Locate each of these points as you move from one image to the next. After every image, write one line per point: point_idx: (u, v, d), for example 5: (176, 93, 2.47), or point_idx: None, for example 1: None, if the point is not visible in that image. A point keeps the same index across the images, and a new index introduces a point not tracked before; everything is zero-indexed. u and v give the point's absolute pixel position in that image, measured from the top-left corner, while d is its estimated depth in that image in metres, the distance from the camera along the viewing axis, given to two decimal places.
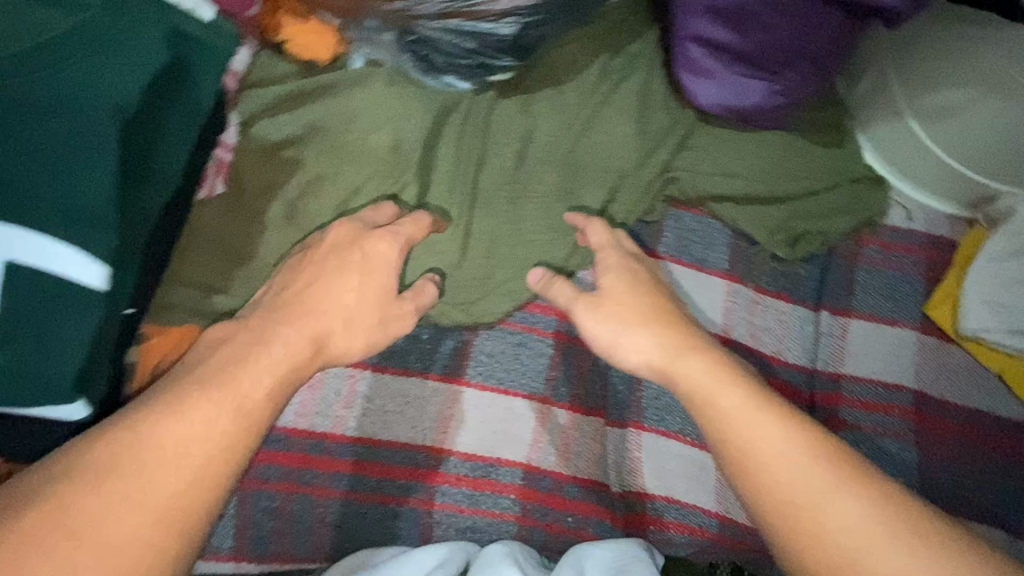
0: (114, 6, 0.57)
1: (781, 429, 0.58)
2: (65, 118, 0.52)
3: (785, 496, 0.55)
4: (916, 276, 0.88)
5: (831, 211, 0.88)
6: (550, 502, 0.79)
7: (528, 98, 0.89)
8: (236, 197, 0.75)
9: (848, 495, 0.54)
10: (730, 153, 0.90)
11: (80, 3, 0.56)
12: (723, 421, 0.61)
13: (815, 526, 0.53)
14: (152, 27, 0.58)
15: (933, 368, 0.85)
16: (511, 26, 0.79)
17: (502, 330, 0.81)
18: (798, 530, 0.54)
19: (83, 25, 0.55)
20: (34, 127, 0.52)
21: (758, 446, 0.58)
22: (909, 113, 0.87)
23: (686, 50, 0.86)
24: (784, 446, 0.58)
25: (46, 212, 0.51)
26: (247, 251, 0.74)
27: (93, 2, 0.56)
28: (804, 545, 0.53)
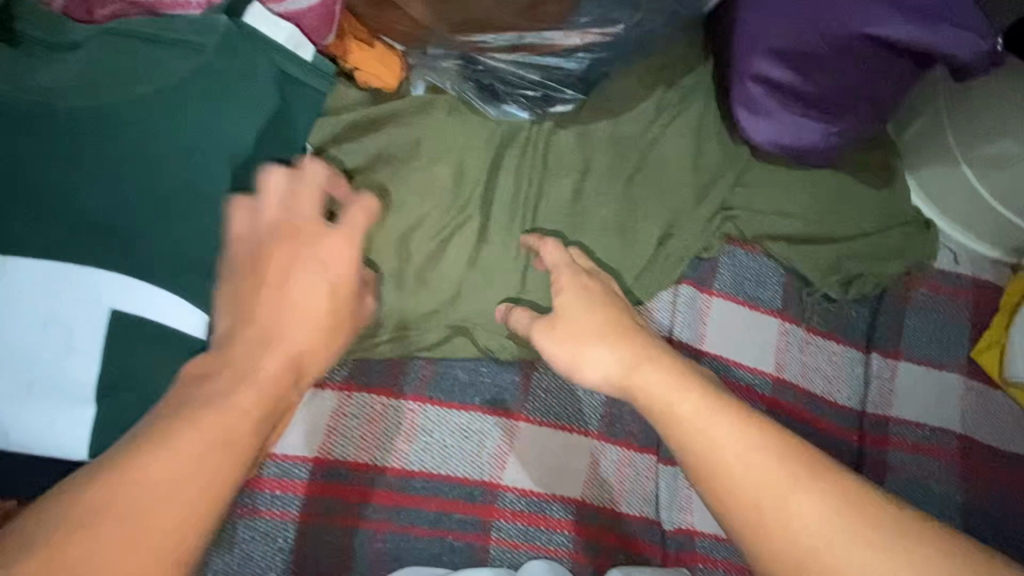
0: (228, 53, 0.59)
1: (765, 449, 0.48)
2: (184, 168, 0.56)
3: (741, 493, 0.47)
4: (962, 320, 0.89)
5: (881, 254, 0.89)
6: (604, 539, 0.78)
7: (585, 128, 0.87)
8: None
9: (803, 489, 0.47)
10: (785, 191, 0.89)
11: (197, 47, 0.58)
12: (681, 426, 0.52)
13: (780, 521, 0.46)
14: (262, 75, 0.61)
15: (978, 412, 0.86)
16: (579, 62, 0.81)
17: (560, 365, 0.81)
18: (759, 526, 0.47)
19: (201, 71, 0.58)
20: (157, 174, 0.55)
21: (721, 447, 0.50)
22: (964, 160, 0.87)
23: (746, 88, 0.84)
24: (746, 456, 0.49)
25: (161, 257, 0.55)
26: None
27: (208, 47, 0.59)
28: (769, 544, 0.46)
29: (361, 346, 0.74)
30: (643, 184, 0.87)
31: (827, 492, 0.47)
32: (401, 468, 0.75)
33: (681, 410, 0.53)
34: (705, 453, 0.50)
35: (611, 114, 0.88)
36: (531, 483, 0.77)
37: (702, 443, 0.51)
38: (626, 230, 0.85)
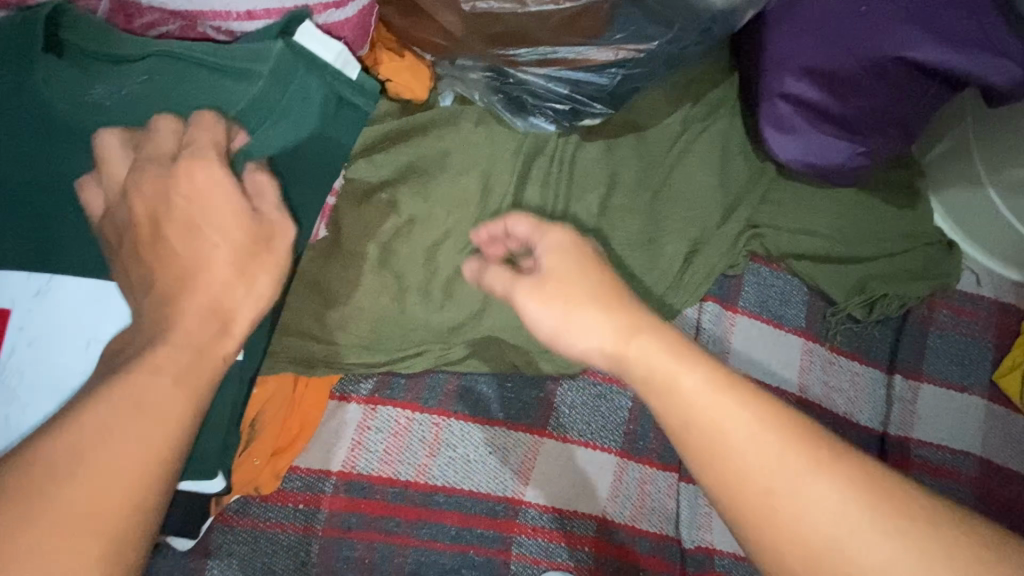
0: (284, 77, 0.60)
1: (772, 426, 0.37)
2: None
3: (747, 479, 0.37)
4: (984, 342, 0.89)
5: (905, 275, 0.89)
6: (624, 557, 0.78)
7: (611, 143, 0.89)
8: (334, 240, 0.74)
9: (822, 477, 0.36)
10: (810, 210, 0.90)
11: (253, 73, 0.59)
12: (679, 401, 0.40)
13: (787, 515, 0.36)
14: (317, 96, 0.61)
15: (999, 435, 0.86)
16: (611, 77, 0.80)
17: (584, 380, 0.80)
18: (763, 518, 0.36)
19: (258, 98, 0.59)
20: None
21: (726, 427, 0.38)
22: (988, 183, 0.87)
23: (775, 106, 0.85)
24: (753, 444, 0.37)
25: None
26: (341, 294, 0.73)
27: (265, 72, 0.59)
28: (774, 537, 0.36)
29: (389, 359, 0.74)
30: (666, 199, 0.89)
31: (859, 485, 0.36)
32: (424, 482, 0.73)
33: (682, 386, 0.40)
34: (704, 443, 0.38)
35: (635, 128, 0.90)
36: (555, 499, 0.76)
37: (707, 435, 0.38)
38: (651, 244, 0.86)
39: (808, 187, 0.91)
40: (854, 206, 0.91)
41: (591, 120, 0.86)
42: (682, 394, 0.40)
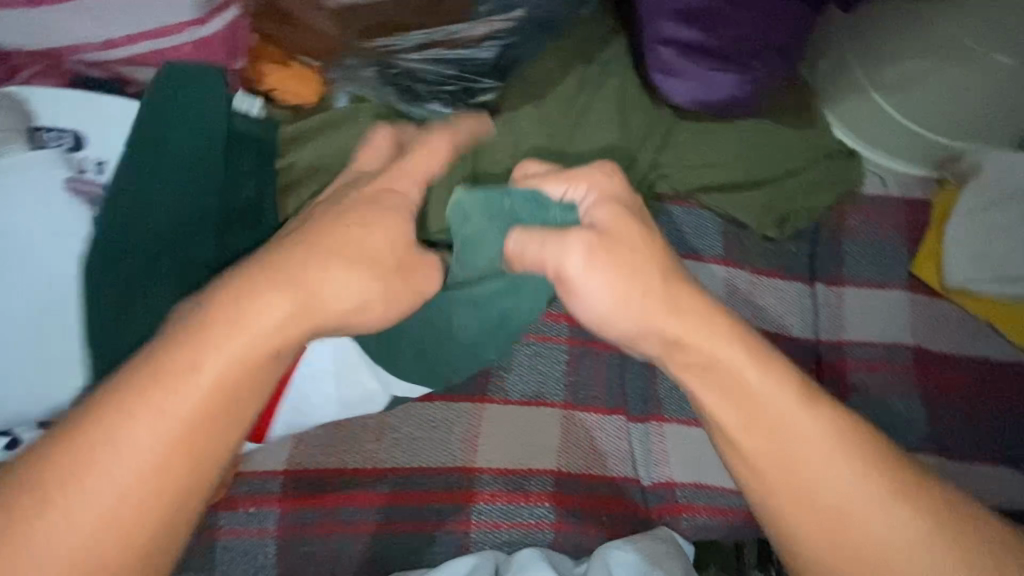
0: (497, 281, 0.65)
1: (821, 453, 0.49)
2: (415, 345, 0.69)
3: (800, 490, 0.49)
4: (899, 239, 0.93)
5: (811, 187, 0.93)
6: (584, 505, 0.79)
7: (511, 116, 0.92)
8: None
9: (863, 481, 0.49)
10: (713, 144, 0.94)
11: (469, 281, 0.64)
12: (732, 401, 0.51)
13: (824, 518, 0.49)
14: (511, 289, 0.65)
15: (926, 323, 0.89)
16: (492, 49, 0.83)
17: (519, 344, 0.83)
18: (795, 515, 0.49)
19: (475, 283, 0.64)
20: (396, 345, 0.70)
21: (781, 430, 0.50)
22: (873, 88, 0.93)
23: (658, 53, 0.90)
24: (815, 472, 0.49)
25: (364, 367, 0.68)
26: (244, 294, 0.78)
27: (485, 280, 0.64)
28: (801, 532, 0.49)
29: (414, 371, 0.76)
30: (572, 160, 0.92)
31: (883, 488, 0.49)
32: (374, 467, 0.75)
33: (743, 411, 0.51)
34: (763, 422, 0.50)
35: (532, 99, 0.93)
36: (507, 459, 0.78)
37: (763, 451, 0.50)
38: None
39: (708, 122, 0.95)
40: (751, 139, 0.94)
41: (485, 97, 0.88)
42: (714, 371, 0.51)
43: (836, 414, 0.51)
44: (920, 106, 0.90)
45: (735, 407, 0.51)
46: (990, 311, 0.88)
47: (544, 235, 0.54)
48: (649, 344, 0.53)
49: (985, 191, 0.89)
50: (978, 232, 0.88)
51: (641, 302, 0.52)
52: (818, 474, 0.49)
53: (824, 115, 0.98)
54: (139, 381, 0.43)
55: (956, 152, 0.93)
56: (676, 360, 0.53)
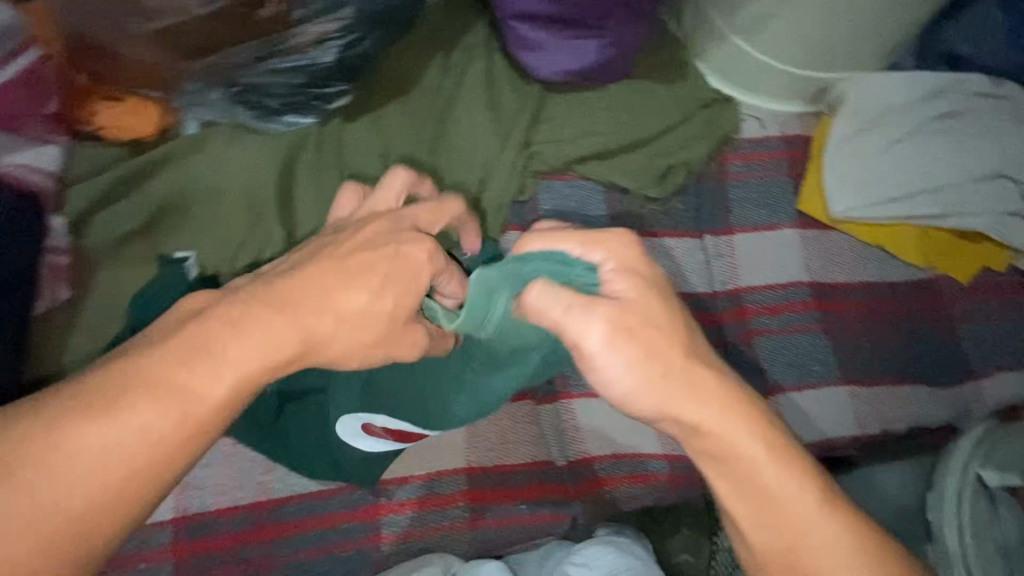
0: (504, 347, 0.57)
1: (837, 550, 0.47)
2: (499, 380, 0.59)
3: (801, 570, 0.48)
4: (783, 178, 0.93)
5: (688, 141, 0.92)
6: (500, 497, 0.78)
7: (375, 115, 0.89)
8: (84, 298, 0.77)
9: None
10: (585, 113, 0.92)
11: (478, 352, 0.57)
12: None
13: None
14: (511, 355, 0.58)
15: (820, 257, 0.90)
16: (332, 52, 0.79)
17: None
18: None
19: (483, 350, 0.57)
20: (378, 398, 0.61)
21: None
22: (731, 32, 0.91)
23: (513, 29, 0.89)
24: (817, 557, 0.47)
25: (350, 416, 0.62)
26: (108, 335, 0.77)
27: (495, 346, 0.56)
28: None
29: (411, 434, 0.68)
30: (444, 151, 0.89)
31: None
32: (271, 499, 0.73)
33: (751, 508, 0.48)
34: (774, 517, 0.48)
35: (396, 95, 0.90)
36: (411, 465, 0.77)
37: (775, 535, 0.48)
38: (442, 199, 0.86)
39: (578, 92, 0.94)
40: (621, 101, 0.93)
41: (342, 100, 0.86)
42: (733, 467, 0.47)
43: (871, 532, 0.49)
44: (780, 45, 0.88)
45: (740, 490, 0.48)
46: (876, 235, 0.90)
47: (569, 299, 0.47)
48: (667, 425, 0.48)
49: (855, 117, 0.90)
50: (854, 159, 0.89)
51: (653, 371, 0.46)
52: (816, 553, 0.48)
53: (694, 67, 0.98)
54: (117, 391, 0.42)
55: (827, 84, 0.93)
56: (693, 445, 0.48)
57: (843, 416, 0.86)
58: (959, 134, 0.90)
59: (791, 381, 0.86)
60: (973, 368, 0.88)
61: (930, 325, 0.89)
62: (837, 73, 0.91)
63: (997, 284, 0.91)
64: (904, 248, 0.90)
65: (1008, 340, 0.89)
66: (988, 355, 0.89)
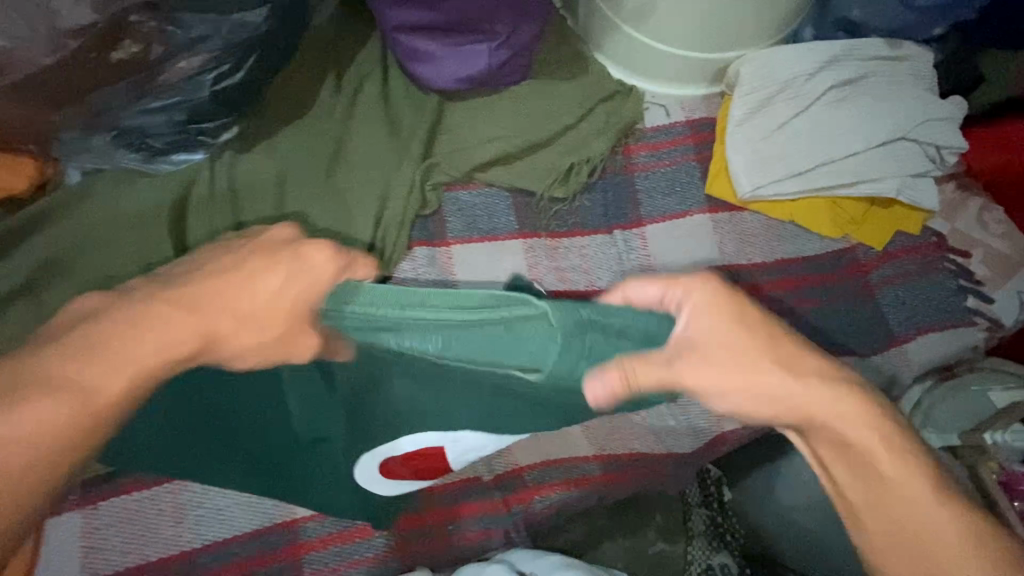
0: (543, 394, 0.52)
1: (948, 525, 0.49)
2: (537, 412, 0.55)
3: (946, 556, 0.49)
4: (689, 163, 0.92)
5: (590, 136, 0.90)
6: (426, 520, 0.78)
7: (268, 144, 0.87)
8: None
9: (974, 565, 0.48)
10: (484, 120, 0.90)
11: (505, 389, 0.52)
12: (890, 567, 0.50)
13: None
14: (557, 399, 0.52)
15: (734, 240, 0.89)
16: (208, 84, 0.77)
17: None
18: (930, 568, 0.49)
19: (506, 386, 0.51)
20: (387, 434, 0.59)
21: None
22: (621, 22, 0.89)
23: (399, 42, 0.86)
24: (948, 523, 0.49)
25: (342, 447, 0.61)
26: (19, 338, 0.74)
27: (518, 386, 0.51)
28: None
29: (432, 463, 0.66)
30: (342, 172, 0.87)
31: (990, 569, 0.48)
32: (184, 551, 0.71)
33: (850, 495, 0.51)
34: (890, 510, 0.50)
35: (289, 121, 0.89)
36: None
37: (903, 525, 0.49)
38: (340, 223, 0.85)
39: (475, 99, 0.92)
40: (517, 103, 0.92)
41: (229, 132, 0.84)
42: (850, 452, 0.50)
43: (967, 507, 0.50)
44: (671, 29, 0.87)
45: (861, 482, 0.50)
46: (787, 211, 0.89)
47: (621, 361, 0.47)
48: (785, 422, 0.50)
49: (753, 95, 0.88)
50: (756, 138, 0.87)
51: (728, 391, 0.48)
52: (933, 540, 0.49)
53: (594, 60, 0.96)
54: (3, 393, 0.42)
55: (725, 64, 0.92)
56: (812, 440, 0.51)
57: None
58: (864, 100, 0.88)
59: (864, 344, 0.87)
60: (897, 334, 0.88)
61: (850, 296, 0.89)
62: (733, 51, 0.90)
63: (913, 247, 0.90)
64: (817, 222, 0.89)
65: (929, 303, 0.89)
66: (910, 320, 0.88)
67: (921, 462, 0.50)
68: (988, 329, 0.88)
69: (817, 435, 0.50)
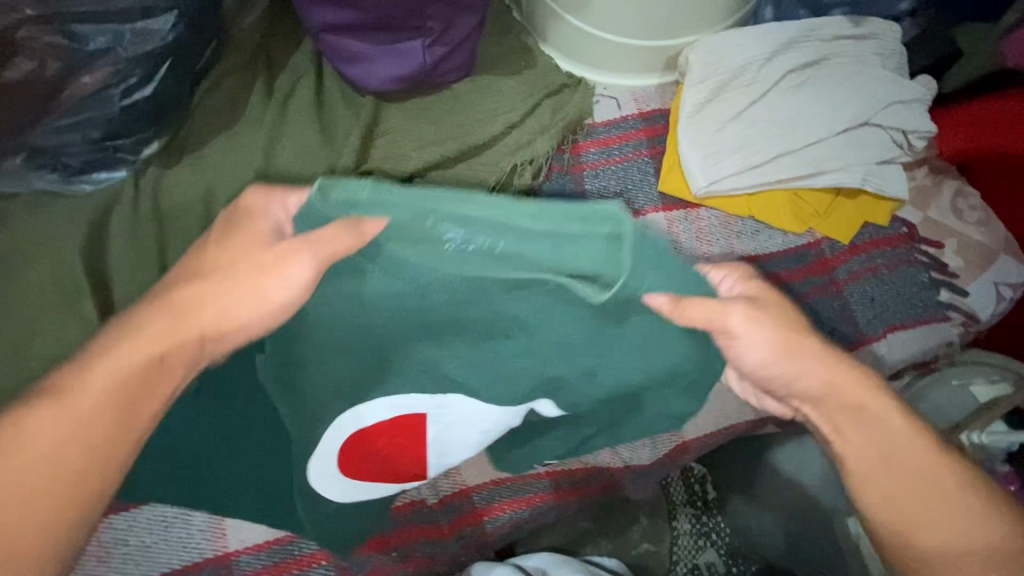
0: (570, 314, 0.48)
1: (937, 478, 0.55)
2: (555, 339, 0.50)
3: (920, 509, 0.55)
4: (641, 159, 0.87)
5: (534, 135, 0.85)
6: (367, 549, 0.75)
7: (194, 157, 0.84)
8: None
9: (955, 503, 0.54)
10: (423, 121, 0.86)
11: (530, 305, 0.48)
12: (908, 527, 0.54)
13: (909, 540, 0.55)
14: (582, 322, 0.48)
15: (689, 239, 0.84)
16: (121, 96, 0.75)
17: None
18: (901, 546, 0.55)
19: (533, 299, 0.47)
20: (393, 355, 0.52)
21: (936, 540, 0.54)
22: (562, 11, 0.84)
23: (327, 43, 0.81)
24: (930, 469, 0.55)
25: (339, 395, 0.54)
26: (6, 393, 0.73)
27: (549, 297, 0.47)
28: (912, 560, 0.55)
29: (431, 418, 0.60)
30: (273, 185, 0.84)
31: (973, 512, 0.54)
32: None
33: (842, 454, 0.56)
34: (896, 465, 0.54)
35: (219, 133, 0.85)
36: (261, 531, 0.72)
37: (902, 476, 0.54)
38: None
39: (413, 99, 0.88)
40: (456, 103, 0.87)
41: (151, 146, 0.82)
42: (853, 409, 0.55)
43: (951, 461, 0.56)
44: (614, 18, 0.81)
45: (865, 439, 0.55)
46: (746, 207, 0.84)
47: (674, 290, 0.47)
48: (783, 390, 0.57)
49: (704, 84, 0.83)
50: (710, 129, 0.82)
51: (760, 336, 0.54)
52: (916, 470, 0.54)
53: (541, 52, 0.91)
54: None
55: (676, 51, 0.86)
56: (827, 412, 0.56)
57: None
58: (825, 84, 0.83)
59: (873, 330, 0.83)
60: (866, 333, 0.83)
61: (817, 294, 0.84)
62: (683, 37, 0.84)
63: (882, 239, 0.85)
64: (778, 216, 0.84)
65: (899, 299, 0.84)
66: (880, 317, 0.84)
67: (890, 404, 0.56)
68: (962, 324, 0.83)
69: (825, 402, 0.55)
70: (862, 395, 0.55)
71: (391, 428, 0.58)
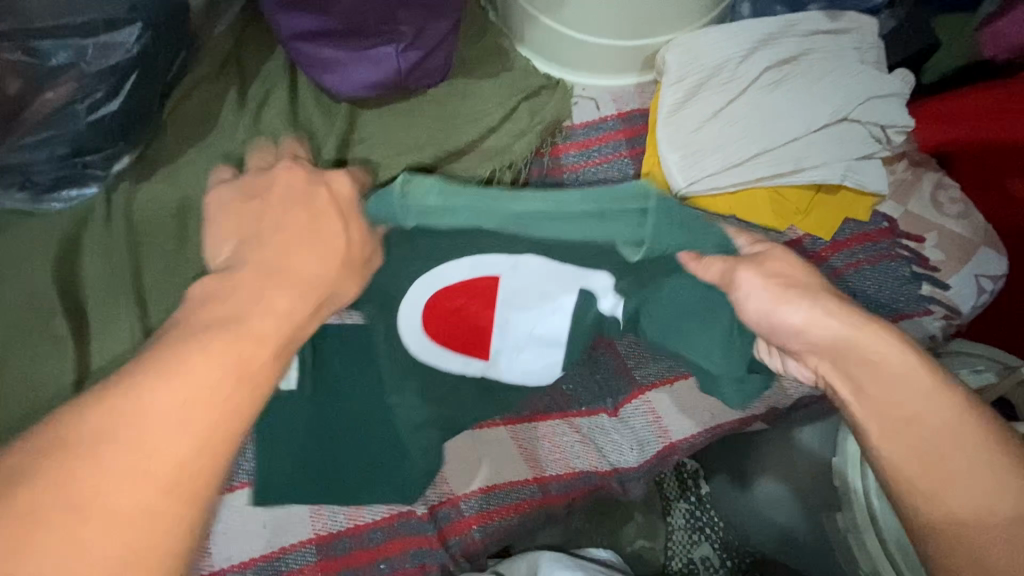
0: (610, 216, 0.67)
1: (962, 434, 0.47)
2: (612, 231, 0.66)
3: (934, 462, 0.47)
4: (622, 160, 0.87)
5: (512, 138, 0.84)
6: (354, 562, 0.73)
7: (168, 169, 0.83)
8: None
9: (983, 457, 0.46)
10: (399, 127, 0.85)
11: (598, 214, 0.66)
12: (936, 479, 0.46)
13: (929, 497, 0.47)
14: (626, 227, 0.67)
15: None
16: (86, 112, 0.74)
17: None
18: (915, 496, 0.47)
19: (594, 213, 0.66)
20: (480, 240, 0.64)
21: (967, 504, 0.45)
22: (536, 12, 0.83)
23: (299, 51, 0.80)
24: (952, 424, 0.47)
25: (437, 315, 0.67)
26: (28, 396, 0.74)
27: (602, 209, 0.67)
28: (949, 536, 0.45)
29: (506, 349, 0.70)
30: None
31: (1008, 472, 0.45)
32: None
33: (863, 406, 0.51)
34: (895, 414, 0.49)
35: (193, 143, 0.84)
36: (245, 548, 0.72)
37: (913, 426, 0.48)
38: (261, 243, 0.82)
39: (390, 105, 0.86)
40: (432, 109, 0.86)
41: (119, 163, 0.81)
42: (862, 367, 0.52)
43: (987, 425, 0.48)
44: (588, 19, 0.81)
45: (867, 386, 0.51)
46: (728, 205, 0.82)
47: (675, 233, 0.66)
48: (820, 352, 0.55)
49: (681, 84, 0.83)
50: (687, 129, 0.82)
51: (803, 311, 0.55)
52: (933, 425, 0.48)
53: (518, 54, 0.90)
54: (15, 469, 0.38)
55: (654, 50, 0.86)
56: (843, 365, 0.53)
57: (714, 404, 0.80)
58: (802, 81, 0.82)
59: (905, 305, 0.83)
60: None
61: None
62: (659, 37, 0.84)
63: (863, 234, 0.85)
64: (760, 215, 0.83)
65: (882, 292, 0.84)
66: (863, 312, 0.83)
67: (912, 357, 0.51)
68: (944, 317, 0.83)
69: (840, 356, 0.53)
70: (876, 344, 0.52)
71: (458, 294, 0.66)
